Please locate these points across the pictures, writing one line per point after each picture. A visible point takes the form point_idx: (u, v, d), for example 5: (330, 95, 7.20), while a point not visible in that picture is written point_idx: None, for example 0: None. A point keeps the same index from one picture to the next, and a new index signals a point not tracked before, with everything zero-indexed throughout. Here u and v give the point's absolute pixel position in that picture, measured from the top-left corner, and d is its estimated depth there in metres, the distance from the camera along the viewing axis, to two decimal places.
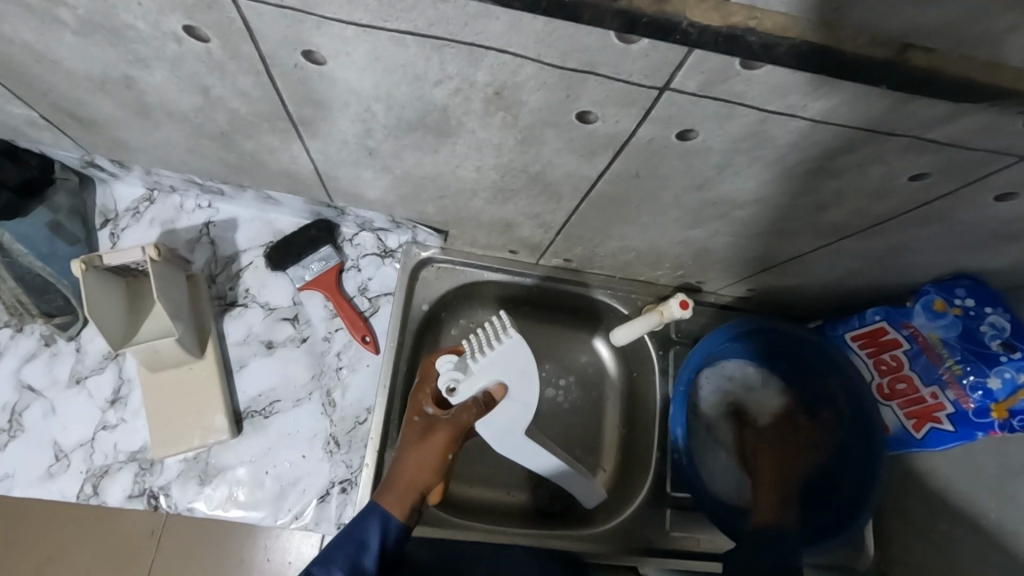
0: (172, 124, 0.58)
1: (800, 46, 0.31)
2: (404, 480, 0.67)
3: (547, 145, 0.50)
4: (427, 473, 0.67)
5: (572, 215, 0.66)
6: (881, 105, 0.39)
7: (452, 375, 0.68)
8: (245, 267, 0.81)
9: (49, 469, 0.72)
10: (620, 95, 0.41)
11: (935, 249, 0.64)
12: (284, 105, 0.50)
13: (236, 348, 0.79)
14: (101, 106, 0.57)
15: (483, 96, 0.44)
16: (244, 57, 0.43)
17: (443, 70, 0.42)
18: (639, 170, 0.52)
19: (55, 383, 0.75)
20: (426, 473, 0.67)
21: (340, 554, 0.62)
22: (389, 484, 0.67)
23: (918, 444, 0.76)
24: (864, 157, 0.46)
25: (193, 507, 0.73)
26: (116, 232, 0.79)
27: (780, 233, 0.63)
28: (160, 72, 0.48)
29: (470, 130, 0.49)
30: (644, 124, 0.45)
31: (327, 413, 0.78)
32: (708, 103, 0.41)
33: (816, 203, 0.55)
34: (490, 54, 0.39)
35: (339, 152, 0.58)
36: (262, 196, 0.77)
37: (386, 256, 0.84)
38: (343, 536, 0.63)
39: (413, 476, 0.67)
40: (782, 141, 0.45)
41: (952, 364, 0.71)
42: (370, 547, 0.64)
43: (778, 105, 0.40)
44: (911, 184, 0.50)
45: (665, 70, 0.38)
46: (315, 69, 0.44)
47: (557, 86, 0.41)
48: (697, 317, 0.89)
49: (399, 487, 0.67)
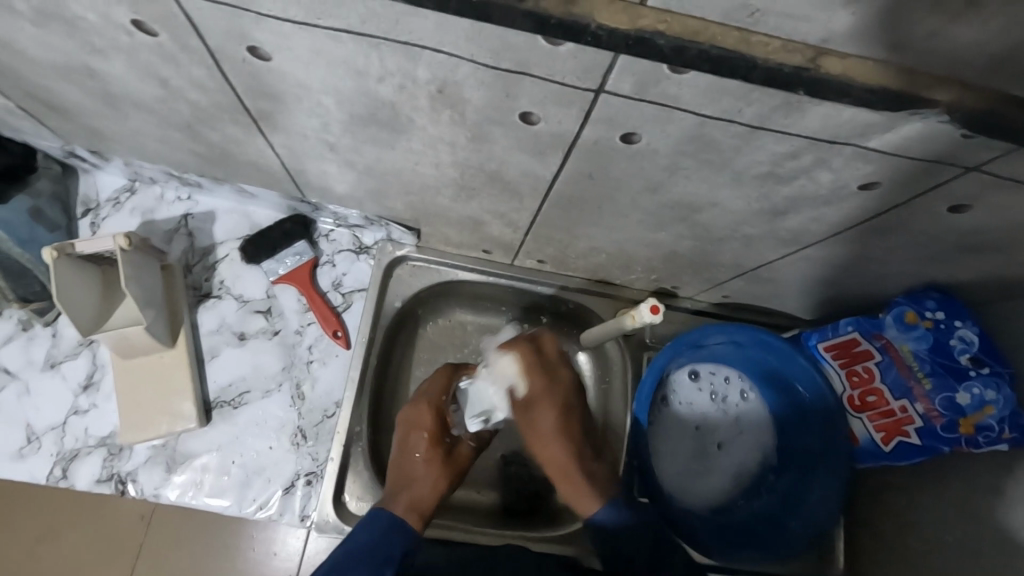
0: (139, 114, 0.59)
1: (710, 50, 0.31)
2: (421, 496, 0.72)
3: (499, 144, 0.51)
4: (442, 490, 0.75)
5: (536, 215, 0.66)
6: (815, 112, 0.38)
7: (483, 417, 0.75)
8: (221, 258, 0.82)
9: (20, 450, 0.74)
10: (557, 96, 0.42)
11: (901, 260, 0.63)
12: (240, 99, 0.51)
13: (210, 338, 0.80)
14: (71, 95, 0.58)
15: (427, 94, 0.45)
16: (193, 50, 0.44)
17: (384, 68, 0.42)
18: (592, 171, 0.52)
19: (30, 367, 0.76)
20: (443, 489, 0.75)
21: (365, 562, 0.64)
22: (406, 499, 0.71)
23: (885, 458, 0.74)
24: (810, 164, 0.46)
25: (160, 493, 0.74)
26: (97, 221, 0.81)
27: (741, 238, 0.63)
28: (118, 62, 0.49)
29: (420, 127, 0.50)
30: (587, 125, 0.45)
31: (296, 405, 0.79)
32: (645, 106, 0.41)
33: (772, 209, 0.54)
34: (425, 53, 0.39)
35: (301, 145, 0.59)
36: (238, 189, 0.79)
37: (361, 252, 0.85)
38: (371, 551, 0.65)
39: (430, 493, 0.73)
40: (725, 146, 0.45)
41: (922, 377, 0.71)
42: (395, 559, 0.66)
43: (713, 109, 0.40)
44: (864, 193, 0.49)
45: (597, 72, 0.38)
46: (262, 64, 0.44)
47: (495, 86, 0.42)
48: (671, 322, 0.88)
49: (414, 501, 0.71)
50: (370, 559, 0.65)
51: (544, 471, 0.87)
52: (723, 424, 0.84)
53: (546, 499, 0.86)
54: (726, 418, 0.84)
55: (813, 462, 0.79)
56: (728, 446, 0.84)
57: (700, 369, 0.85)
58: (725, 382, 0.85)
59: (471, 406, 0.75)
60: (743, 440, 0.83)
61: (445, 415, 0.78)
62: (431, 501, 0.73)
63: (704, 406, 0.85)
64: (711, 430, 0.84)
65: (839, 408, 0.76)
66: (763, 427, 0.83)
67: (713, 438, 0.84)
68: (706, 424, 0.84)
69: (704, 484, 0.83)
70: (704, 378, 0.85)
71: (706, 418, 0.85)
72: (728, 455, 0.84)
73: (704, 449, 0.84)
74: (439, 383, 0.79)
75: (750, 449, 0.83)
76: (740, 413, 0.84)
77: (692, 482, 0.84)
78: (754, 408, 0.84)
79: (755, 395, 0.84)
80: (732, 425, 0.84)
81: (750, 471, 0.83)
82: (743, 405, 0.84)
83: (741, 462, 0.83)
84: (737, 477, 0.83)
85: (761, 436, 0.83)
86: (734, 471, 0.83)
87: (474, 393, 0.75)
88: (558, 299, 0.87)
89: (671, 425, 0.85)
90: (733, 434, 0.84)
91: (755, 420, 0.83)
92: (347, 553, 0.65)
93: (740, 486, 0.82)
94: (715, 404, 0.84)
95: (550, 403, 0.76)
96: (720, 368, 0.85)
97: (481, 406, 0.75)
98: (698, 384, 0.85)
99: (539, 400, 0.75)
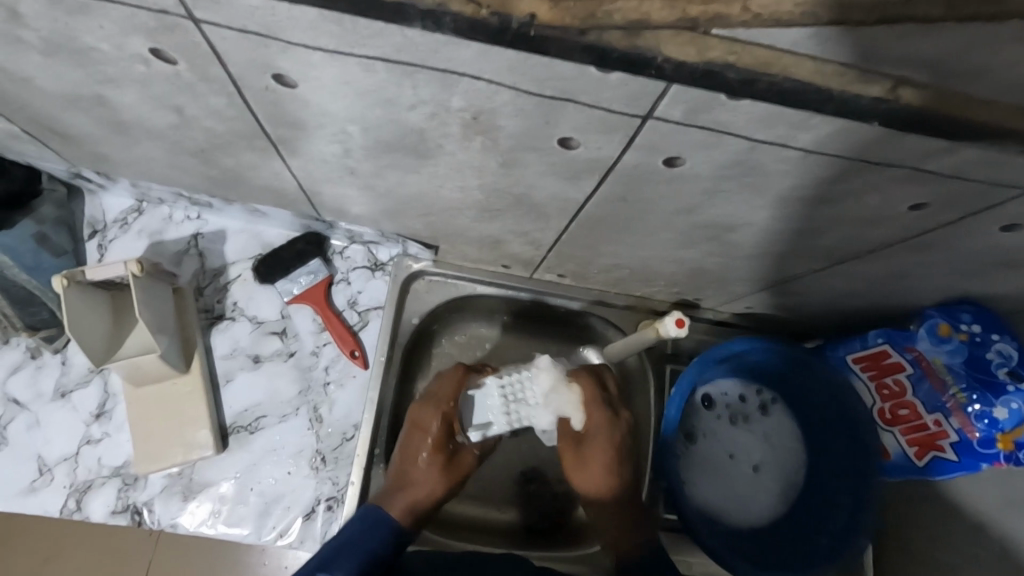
0: (150, 140, 0.57)
1: (782, 81, 0.30)
2: (413, 500, 0.70)
3: (531, 168, 0.49)
4: (440, 495, 0.72)
5: (561, 234, 0.64)
6: (876, 137, 0.37)
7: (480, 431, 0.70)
8: (233, 279, 0.80)
9: (32, 483, 0.72)
10: (600, 123, 0.40)
11: (940, 275, 0.61)
12: (260, 126, 0.49)
13: (223, 362, 0.78)
14: (79, 122, 0.56)
15: (460, 121, 0.42)
16: (213, 79, 0.42)
17: (417, 95, 0.40)
18: (626, 193, 0.50)
19: (40, 397, 0.75)
20: (442, 493, 0.72)
21: (347, 556, 0.65)
22: (397, 499, 0.69)
23: (919, 473, 0.72)
24: (861, 186, 0.44)
25: (176, 523, 0.72)
26: (104, 243, 0.79)
27: (774, 255, 0.61)
28: (132, 91, 0.47)
29: (449, 152, 0.48)
30: (628, 150, 0.43)
31: (314, 429, 0.77)
32: (694, 131, 0.39)
33: (811, 227, 0.53)
34: (463, 81, 0.37)
35: (320, 170, 0.57)
36: (250, 209, 0.76)
37: (376, 269, 0.83)
38: (352, 544, 0.66)
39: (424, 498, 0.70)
40: (773, 170, 0.43)
41: (957, 392, 0.68)
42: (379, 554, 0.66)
43: (766, 135, 0.38)
44: (912, 213, 0.48)
45: (647, 100, 0.36)
46: (286, 92, 0.42)
47: (535, 112, 0.40)
48: (693, 333, 0.86)
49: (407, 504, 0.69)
50: (355, 548, 0.66)
51: (565, 487, 0.84)
52: (751, 443, 0.83)
53: (569, 517, 0.83)
54: (754, 436, 0.83)
55: (840, 474, 0.77)
56: (767, 465, 0.83)
57: (712, 394, 0.84)
58: (741, 402, 0.84)
59: (473, 416, 0.70)
60: (778, 456, 0.82)
61: (452, 421, 0.71)
62: (425, 506, 0.71)
63: (726, 428, 0.84)
64: (741, 451, 0.83)
65: (873, 421, 0.73)
66: (793, 442, 0.82)
67: (748, 459, 0.83)
68: (736, 446, 0.83)
69: (750, 501, 0.82)
70: (718, 403, 0.85)
71: (732, 440, 0.84)
72: (768, 470, 0.82)
73: (742, 471, 0.83)
74: (448, 385, 0.71)
75: (788, 465, 0.82)
76: (766, 429, 0.83)
77: (744, 504, 0.82)
78: (780, 424, 0.83)
79: (777, 409, 0.84)
80: (761, 443, 0.83)
81: (796, 487, 0.81)
82: (766, 421, 0.84)
83: (784, 477, 0.82)
84: (784, 492, 0.81)
85: (794, 451, 0.82)
86: (776, 488, 0.82)
87: (479, 405, 0.70)
88: (578, 313, 0.85)
89: (703, 454, 0.84)
90: (767, 451, 0.83)
91: (783, 435, 0.83)
92: (331, 545, 0.66)
93: (786, 505, 0.81)
94: (737, 425, 0.84)
95: (602, 443, 0.72)
96: (732, 389, 0.84)
97: (481, 418, 0.70)
98: (715, 409, 0.84)
99: (592, 436, 0.72)
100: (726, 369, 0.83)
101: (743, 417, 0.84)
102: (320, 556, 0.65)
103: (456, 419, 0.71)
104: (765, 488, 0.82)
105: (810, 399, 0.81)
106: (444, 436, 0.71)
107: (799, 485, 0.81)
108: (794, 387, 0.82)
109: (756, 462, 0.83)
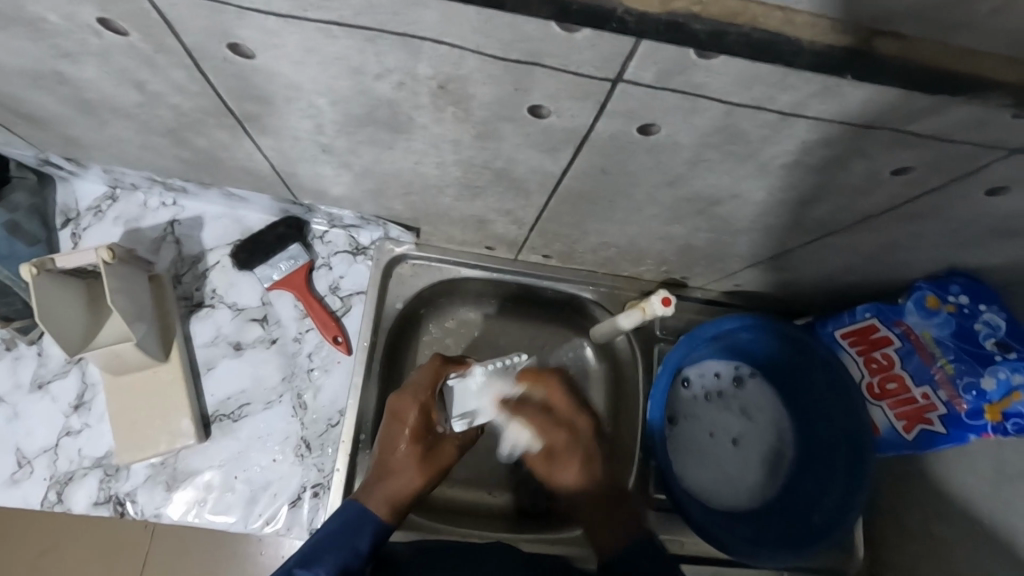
0: (116, 120, 0.55)
1: (752, 32, 0.29)
2: (394, 491, 0.68)
3: (506, 140, 0.47)
4: (421, 488, 0.70)
5: (543, 211, 0.63)
6: (854, 95, 0.35)
7: (464, 418, 0.71)
8: (212, 266, 0.79)
9: (12, 475, 0.71)
10: (572, 88, 0.38)
11: (927, 245, 0.60)
12: (225, 101, 0.47)
13: (204, 350, 0.77)
14: (40, 102, 0.54)
15: (429, 90, 0.41)
16: (169, 50, 0.41)
17: (381, 63, 0.38)
18: (605, 165, 0.49)
19: (18, 388, 0.73)
20: (423, 486, 0.70)
21: (329, 556, 0.62)
22: (375, 490, 0.67)
23: (908, 446, 0.72)
24: (844, 150, 0.43)
25: (161, 512, 0.72)
26: (78, 231, 0.78)
27: (759, 228, 0.60)
28: (90, 66, 0.45)
29: (422, 125, 0.46)
30: (603, 118, 0.41)
31: (299, 416, 0.76)
32: (667, 95, 0.38)
33: (796, 198, 0.51)
34: (426, 45, 0.36)
35: (293, 148, 0.55)
36: (226, 193, 0.75)
37: (358, 253, 0.81)
38: (335, 544, 0.63)
39: (406, 489, 0.68)
40: (752, 135, 0.42)
41: (945, 363, 0.68)
42: (361, 551, 0.64)
43: (742, 97, 0.37)
44: (896, 178, 0.46)
45: (616, 61, 0.35)
46: (247, 64, 0.41)
47: (504, 78, 0.38)
48: (682, 313, 0.85)
49: (387, 496, 0.67)
50: (338, 551, 0.63)
51: None
52: (730, 418, 0.83)
53: (559, 499, 0.82)
54: (732, 412, 0.83)
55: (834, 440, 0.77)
56: (748, 438, 0.83)
57: (689, 375, 0.84)
58: (716, 380, 0.84)
59: (455, 405, 0.71)
60: (757, 429, 0.83)
61: (431, 412, 0.71)
62: (409, 496, 0.69)
63: (705, 410, 0.83)
64: (721, 429, 0.83)
65: (863, 399, 0.73)
66: (771, 413, 0.83)
67: (728, 435, 0.82)
68: (716, 424, 0.83)
69: (739, 475, 0.81)
70: (696, 383, 0.84)
71: (710, 421, 0.83)
72: (750, 444, 0.82)
73: (724, 448, 0.82)
74: (424, 377, 0.70)
75: (768, 435, 0.82)
76: (744, 403, 0.84)
77: (734, 482, 0.81)
78: (755, 397, 0.84)
79: (752, 382, 0.84)
80: (740, 418, 0.83)
81: (780, 457, 0.82)
82: (742, 396, 0.84)
83: (765, 449, 0.82)
84: (770, 464, 0.81)
85: (773, 423, 0.83)
86: (761, 460, 0.82)
87: (460, 392, 0.71)
88: (566, 294, 0.84)
89: (687, 442, 0.82)
90: (746, 425, 0.83)
91: (762, 408, 0.83)
92: (313, 544, 0.64)
93: (773, 475, 0.81)
94: (715, 404, 0.84)
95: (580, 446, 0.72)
96: (707, 368, 0.84)
97: (465, 406, 0.71)
98: (691, 390, 0.84)
99: (565, 448, 0.72)
100: (708, 348, 0.82)
101: (719, 395, 0.84)
102: (301, 554, 0.63)
103: (434, 410, 0.71)
104: (751, 460, 0.82)
105: (791, 371, 0.81)
106: (425, 428, 0.70)
107: (781, 455, 0.82)
108: (775, 362, 0.82)
109: (734, 439, 0.82)
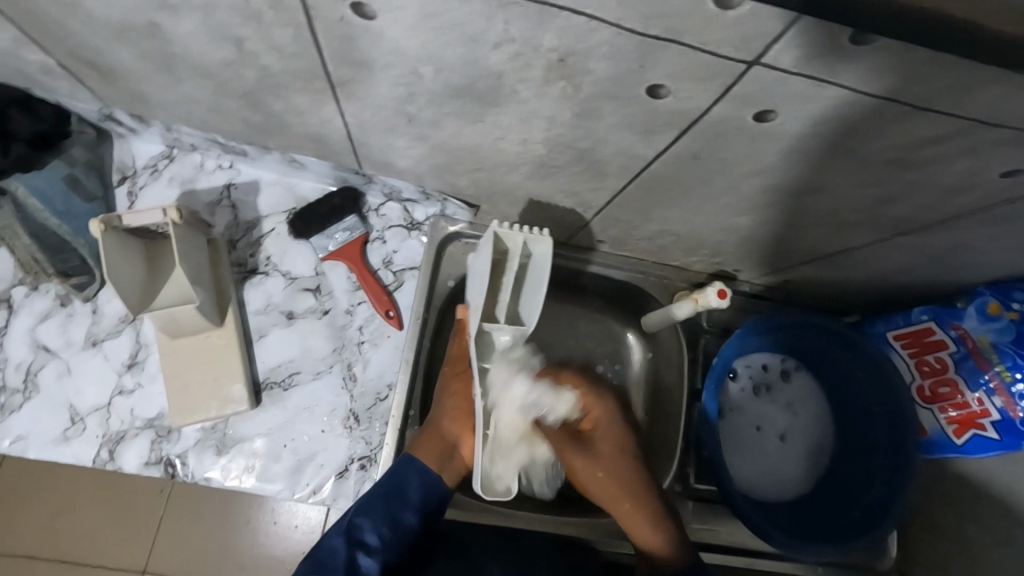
0: (198, 78, 0.54)
1: (928, 20, 0.28)
2: (432, 433, 0.67)
3: (607, 121, 0.47)
4: (453, 422, 0.67)
5: (615, 195, 0.62)
6: (996, 92, 0.35)
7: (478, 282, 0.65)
8: (266, 233, 0.78)
9: (64, 432, 0.71)
10: (698, 68, 0.37)
11: (1006, 252, 0.60)
12: (322, 64, 0.46)
13: (256, 317, 0.76)
14: (122, 54, 0.53)
15: (545, 62, 0.40)
16: (284, 8, 0.40)
17: (505, 32, 0.38)
18: (699, 151, 0.48)
19: (71, 344, 0.73)
20: (455, 425, 0.67)
21: (382, 507, 0.63)
22: (421, 438, 0.67)
23: (956, 450, 0.73)
24: (957, 149, 0.42)
25: (209, 476, 0.72)
26: (134, 190, 0.77)
27: (833, 224, 0.59)
28: (191, 19, 0.44)
29: (524, 99, 0.46)
30: (719, 102, 0.41)
31: (347, 387, 0.76)
32: (796, 81, 0.37)
33: (886, 194, 0.51)
34: (561, 15, 0.35)
35: (376, 117, 0.54)
36: (287, 160, 0.74)
37: (412, 229, 0.80)
38: (387, 491, 0.64)
39: (440, 428, 0.67)
40: (868, 127, 0.41)
41: (1002, 370, 0.68)
42: (412, 500, 0.64)
43: (877, 87, 0.36)
44: (1001, 180, 0.46)
45: (758, 42, 0.34)
46: (361, 26, 0.40)
47: (631, 55, 0.37)
48: (728, 306, 0.84)
49: (430, 440, 0.66)
50: (388, 496, 0.64)
51: None
52: (776, 412, 0.83)
53: None
54: (777, 406, 0.83)
55: (875, 438, 0.77)
56: (791, 430, 0.83)
57: (735, 366, 0.83)
58: (764, 372, 0.84)
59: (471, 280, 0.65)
60: (802, 423, 0.83)
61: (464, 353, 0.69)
62: (444, 447, 0.66)
63: (751, 401, 0.83)
64: (769, 424, 0.83)
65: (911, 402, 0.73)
66: (815, 407, 0.83)
67: (774, 428, 0.83)
68: (761, 417, 0.83)
69: (782, 466, 0.82)
70: (742, 374, 0.84)
71: (758, 412, 0.83)
72: (794, 436, 0.82)
73: (769, 441, 0.82)
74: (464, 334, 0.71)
75: (811, 429, 0.83)
76: (790, 397, 0.84)
77: (774, 474, 0.81)
78: (802, 391, 0.84)
79: (798, 374, 0.84)
80: (785, 411, 0.83)
81: (822, 452, 0.82)
82: (789, 390, 0.84)
83: (807, 443, 0.82)
84: (811, 457, 0.82)
85: (817, 418, 0.83)
86: (804, 456, 0.82)
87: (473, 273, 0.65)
88: (613, 280, 0.83)
89: (734, 435, 0.82)
90: (790, 418, 0.83)
91: (806, 402, 0.83)
92: (367, 494, 0.65)
93: (813, 471, 0.82)
94: (762, 397, 0.83)
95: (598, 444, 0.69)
96: (755, 360, 0.83)
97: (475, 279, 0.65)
98: (738, 381, 0.83)
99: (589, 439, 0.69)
100: (757, 343, 0.81)
101: (767, 388, 0.83)
102: (359, 501, 0.65)
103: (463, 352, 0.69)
104: (798, 456, 0.82)
105: (835, 368, 0.81)
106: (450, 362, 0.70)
107: (825, 451, 0.82)
108: (818, 355, 0.82)
109: (780, 433, 0.82)
